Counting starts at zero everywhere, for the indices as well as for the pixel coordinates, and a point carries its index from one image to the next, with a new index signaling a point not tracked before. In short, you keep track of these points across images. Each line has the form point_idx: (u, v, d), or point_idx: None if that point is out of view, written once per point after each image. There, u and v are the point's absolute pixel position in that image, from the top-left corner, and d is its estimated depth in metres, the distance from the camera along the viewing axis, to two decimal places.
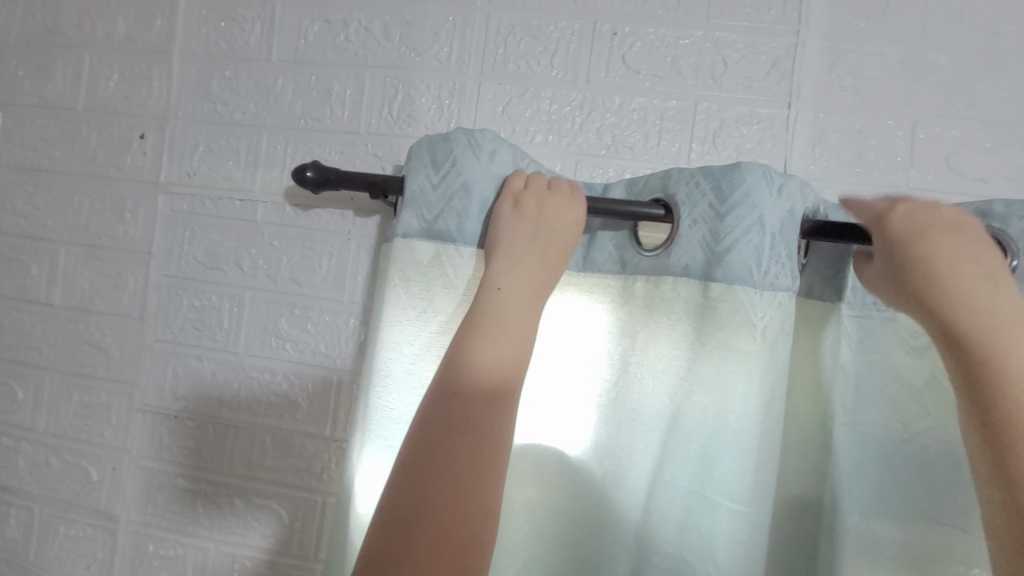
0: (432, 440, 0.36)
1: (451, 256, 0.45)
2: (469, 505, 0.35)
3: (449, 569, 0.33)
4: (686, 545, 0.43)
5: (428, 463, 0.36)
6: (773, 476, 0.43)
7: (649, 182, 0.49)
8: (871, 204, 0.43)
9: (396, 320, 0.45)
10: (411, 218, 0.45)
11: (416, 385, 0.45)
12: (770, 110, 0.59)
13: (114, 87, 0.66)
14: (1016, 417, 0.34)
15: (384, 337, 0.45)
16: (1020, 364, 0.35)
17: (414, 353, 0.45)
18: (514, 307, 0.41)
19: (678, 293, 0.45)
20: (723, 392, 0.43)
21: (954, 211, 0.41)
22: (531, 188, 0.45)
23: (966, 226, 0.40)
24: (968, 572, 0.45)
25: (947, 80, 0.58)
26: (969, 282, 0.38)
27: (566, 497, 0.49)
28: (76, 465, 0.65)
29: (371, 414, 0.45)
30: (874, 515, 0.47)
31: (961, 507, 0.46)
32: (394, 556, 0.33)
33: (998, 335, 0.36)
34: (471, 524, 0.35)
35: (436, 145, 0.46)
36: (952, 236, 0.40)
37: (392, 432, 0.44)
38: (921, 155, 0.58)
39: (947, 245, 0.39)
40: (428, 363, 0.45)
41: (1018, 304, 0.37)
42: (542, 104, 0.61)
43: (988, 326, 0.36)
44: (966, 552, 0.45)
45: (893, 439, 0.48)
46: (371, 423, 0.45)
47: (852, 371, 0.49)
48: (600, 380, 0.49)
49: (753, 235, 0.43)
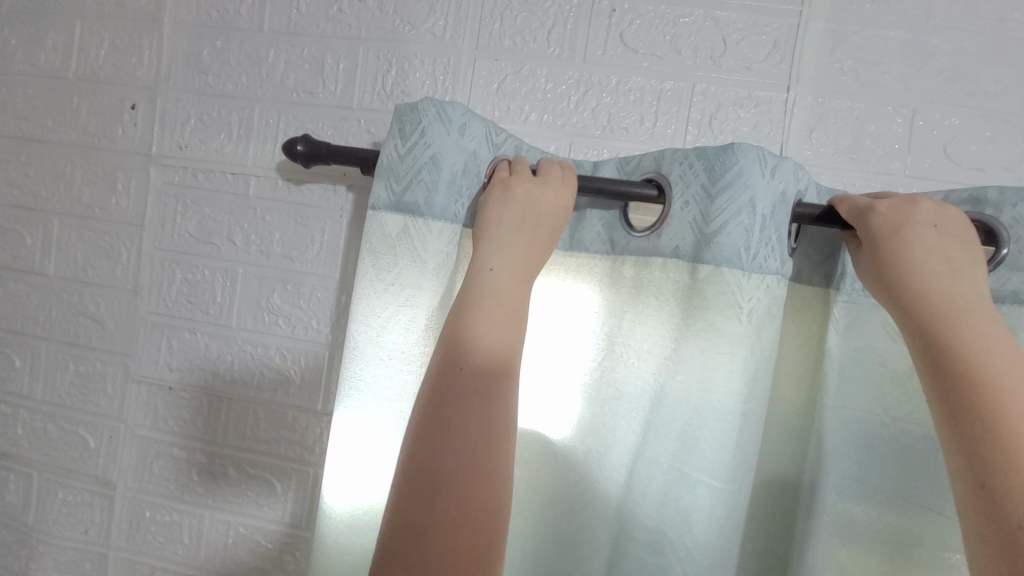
0: (439, 419, 0.37)
1: (420, 228, 0.44)
2: (484, 474, 0.37)
3: (473, 533, 0.35)
4: (665, 519, 0.44)
5: (438, 441, 0.37)
6: (752, 455, 0.44)
7: (641, 162, 0.49)
8: (854, 201, 0.44)
9: (365, 292, 0.44)
10: (380, 189, 0.45)
11: (382, 357, 0.44)
12: (768, 93, 0.58)
13: (104, 55, 0.65)
14: (999, 404, 0.35)
15: (353, 309, 0.44)
16: (998, 354, 0.36)
17: (380, 326, 0.44)
18: (510, 287, 0.41)
19: (666, 275, 0.46)
20: (708, 373, 0.43)
21: (931, 205, 0.42)
22: (518, 173, 0.45)
23: (942, 220, 0.41)
24: (937, 550, 0.47)
25: (949, 65, 0.57)
26: (943, 279, 0.39)
27: (548, 471, 0.51)
28: (73, 433, 0.67)
29: (340, 384, 0.44)
30: (850, 494, 0.49)
31: (937, 490, 0.47)
32: (419, 529, 0.35)
33: (975, 327, 0.37)
34: (487, 492, 0.37)
35: (405, 116, 0.45)
36: (929, 232, 0.41)
37: (360, 402, 0.44)
38: (920, 142, 0.58)
39: (923, 243, 0.40)
40: (396, 336, 0.44)
41: (986, 296, 0.39)
42: (538, 83, 0.60)
43: (964, 319, 0.38)
44: (937, 533, 0.47)
45: (873, 423, 0.49)
46: (340, 393, 0.44)
47: (838, 356, 0.50)
48: (587, 360, 0.50)
49: (743, 217, 0.42)
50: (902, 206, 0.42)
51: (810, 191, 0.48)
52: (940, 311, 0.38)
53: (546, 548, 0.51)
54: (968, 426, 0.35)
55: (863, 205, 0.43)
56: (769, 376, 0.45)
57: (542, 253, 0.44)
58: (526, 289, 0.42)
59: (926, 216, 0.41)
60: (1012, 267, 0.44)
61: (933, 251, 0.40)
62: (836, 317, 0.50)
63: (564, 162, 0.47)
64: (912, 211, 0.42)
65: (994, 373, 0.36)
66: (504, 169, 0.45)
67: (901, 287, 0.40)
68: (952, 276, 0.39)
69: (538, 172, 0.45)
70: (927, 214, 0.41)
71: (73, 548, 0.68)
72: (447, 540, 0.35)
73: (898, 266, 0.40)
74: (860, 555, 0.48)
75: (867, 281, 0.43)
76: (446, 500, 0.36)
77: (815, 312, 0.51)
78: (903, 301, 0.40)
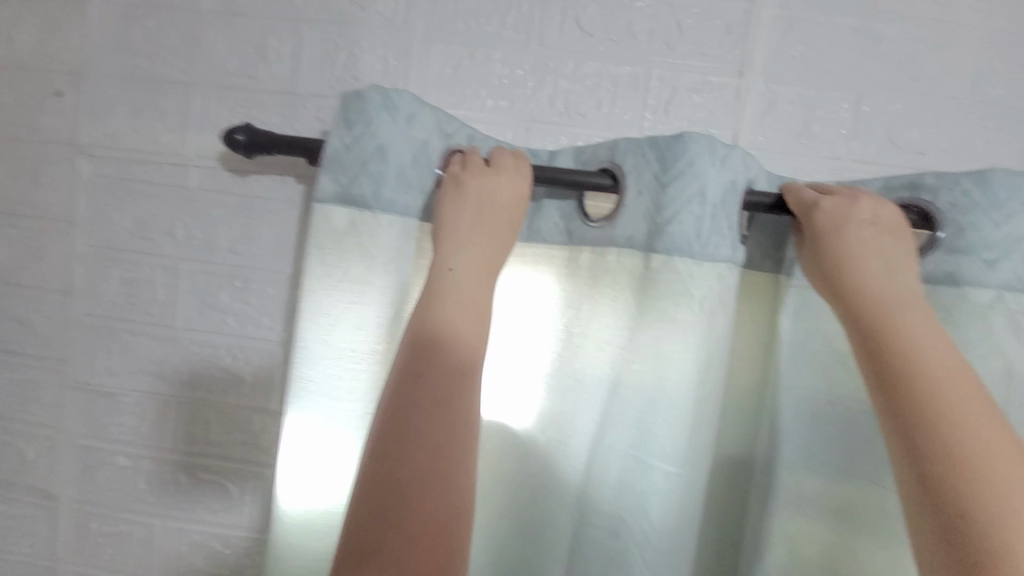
0: (393, 429, 0.37)
1: (368, 222, 0.43)
2: (441, 482, 0.36)
3: (434, 540, 0.35)
4: (623, 504, 0.44)
5: (392, 451, 0.36)
6: (706, 438, 0.45)
7: (595, 151, 0.48)
8: (798, 193, 0.45)
9: (314, 290, 0.43)
10: (326, 181, 0.43)
11: (333, 356, 0.43)
12: (722, 79, 0.59)
13: (20, 36, 0.60)
14: (931, 392, 0.36)
15: (302, 307, 0.43)
16: (929, 344, 0.38)
17: (330, 324, 0.43)
18: (465, 288, 0.40)
19: (621, 264, 0.46)
20: (661, 361, 0.44)
21: (870, 202, 0.43)
22: (471, 166, 0.43)
23: (879, 216, 0.43)
24: (878, 520, 0.49)
25: (893, 51, 0.59)
26: (879, 274, 0.41)
27: (512, 462, 0.51)
28: (7, 444, 0.63)
29: (290, 386, 0.43)
30: (799, 472, 0.50)
31: (878, 463, 0.49)
32: (377, 541, 0.34)
33: (909, 319, 0.39)
34: (447, 498, 0.36)
35: (351, 105, 0.43)
36: (867, 229, 0.42)
37: (312, 404, 0.42)
38: (865, 128, 0.59)
39: (861, 240, 0.42)
40: (343, 336, 0.43)
41: (918, 288, 0.41)
42: (494, 67, 0.59)
43: (899, 311, 0.39)
44: (878, 503, 0.49)
45: (821, 402, 0.51)
46: (291, 395, 0.43)
47: (789, 339, 0.51)
48: (548, 351, 0.50)
49: (694, 206, 0.43)
50: (843, 199, 0.43)
51: (760, 178, 0.49)
52: (878, 305, 0.40)
53: (508, 537, 0.51)
54: (905, 412, 0.37)
55: (807, 198, 0.44)
56: (722, 360, 0.46)
57: (502, 245, 0.43)
58: (486, 284, 0.41)
59: (865, 208, 0.43)
60: (949, 250, 0.46)
61: (872, 243, 0.42)
62: (788, 299, 0.51)
63: (518, 151, 0.46)
64: (852, 203, 0.43)
65: (931, 359, 0.37)
66: (456, 164, 0.44)
67: (845, 277, 0.41)
68: (888, 271, 0.41)
69: (490, 164, 0.44)
70: (866, 208, 0.43)
71: (16, 565, 0.65)
72: (406, 550, 0.34)
73: (838, 262, 0.42)
74: (808, 528, 0.50)
75: (810, 271, 0.44)
76: (404, 510, 0.35)
77: (767, 296, 0.53)
78: (846, 290, 0.41)
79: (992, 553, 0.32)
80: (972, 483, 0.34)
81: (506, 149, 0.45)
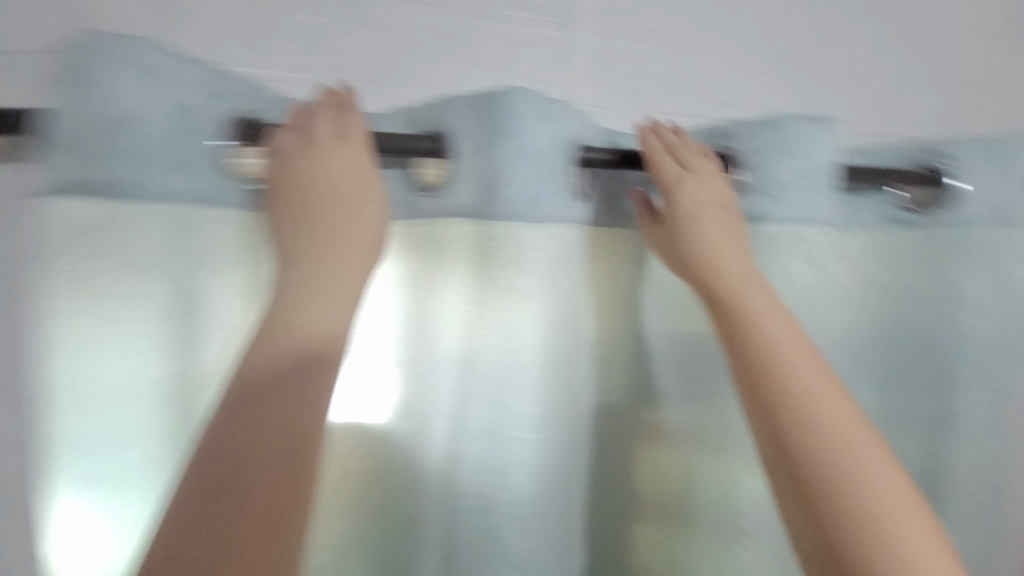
0: (220, 473, 0.31)
1: (118, 222, 0.35)
2: (275, 532, 0.31)
3: None
4: (486, 480, 0.43)
5: (212, 500, 0.31)
6: (563, 398, 0.45)
7: (450, 108, 0.43)
8: (659, 169, 0.45)
9: (47, 315, 0.34)
10: (60, 167, 0.34)
11: (96, 391, 0.35)
12: (550, 34, 0.58)
13: None
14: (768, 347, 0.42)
15: (33, 340, 0.34)
16: (762, 306, 0.44)
17: (86, 353, 0.35)
18: (314, 303, 0.35)
19: (455, 235, 0.44)
20: (508, 330, 0.42)
21: (720, 179, 0.47)
22: (303, 144, 0.37)
23: (726, 193, 0.47)
24: (718, 439, 0.55)
25: (699, 9, 0.62)
26: (725, 244, 0.45)
27: (372, 459, 0.47)
28: None
29: (37, 439, 0.34)
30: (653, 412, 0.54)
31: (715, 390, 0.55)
32: None
33: (747, 285, 0.44)
34: (279, 549, 0.31)
35: (72, 59, 0.33)
36: (717, 204, 0.46)
37: (76, 453, 0.35)
38: (687, 81, 0.62)
39: (712, 213, 0.45)
40: (208, 349, 0.40)
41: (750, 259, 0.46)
42: (304, 21, 0.53)
43: (741, 277, 0.44)
44: (716, 424, 0.55)
45: (668, 344, 0.54)
46: (39, 450, 0.34)
47: (637, 287, 0.53)
48: (398, 335, 0.46)
49: (521, 167, 0.41)
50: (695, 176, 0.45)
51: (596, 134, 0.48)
52: (726, 273, 0.44)
53: (375, 535, 0.48)
54: (751, 367, 0.42)
55: (665, 175, 0.45)
56: (576, 319, 0.46)
57: (365, 244, 0.37)
58: (345, 292, 0.36)
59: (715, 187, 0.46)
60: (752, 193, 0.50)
61: (719, 223, 0.45)
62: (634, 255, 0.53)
63: (347, 98, 0.39)
64: (704, 182, 0.45)
65: (768, 326, 0.43)
66: (287, 138, 0.37)
67: (694, 252, 0.45)
68: (733, 242, 0.46)
69: (317, 136, 0.37)
70: (684, 171, 0.46)
71: None
72: None
73: (693, 232, 0.45)
74: (664, 460, 0.55)
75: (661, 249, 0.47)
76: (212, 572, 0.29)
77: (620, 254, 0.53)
78: (699, 267, 0.45)
79: (811, 466, 0.40)
80: (801, 433, 0.41)
81: (329, 99, 0.39)
